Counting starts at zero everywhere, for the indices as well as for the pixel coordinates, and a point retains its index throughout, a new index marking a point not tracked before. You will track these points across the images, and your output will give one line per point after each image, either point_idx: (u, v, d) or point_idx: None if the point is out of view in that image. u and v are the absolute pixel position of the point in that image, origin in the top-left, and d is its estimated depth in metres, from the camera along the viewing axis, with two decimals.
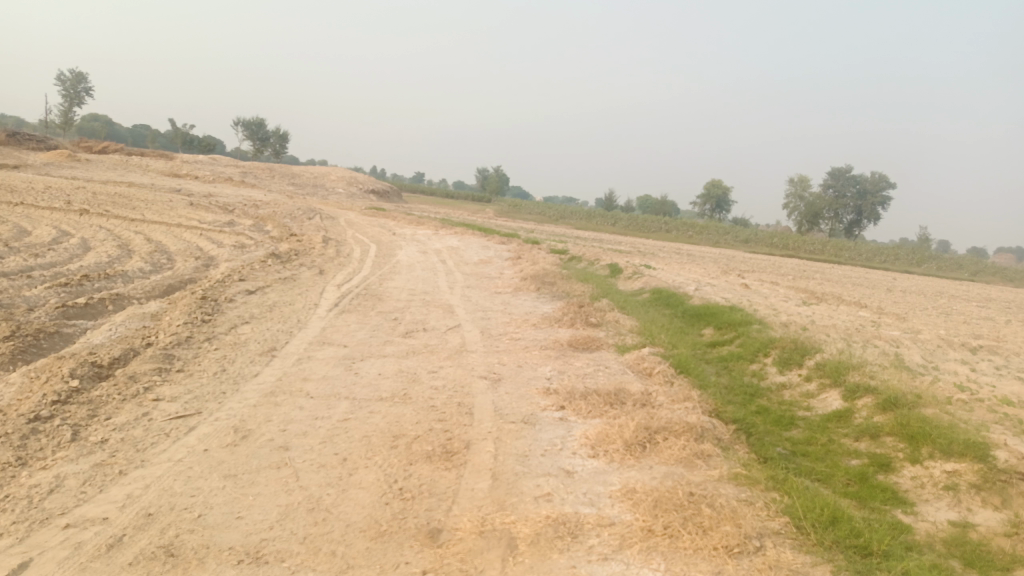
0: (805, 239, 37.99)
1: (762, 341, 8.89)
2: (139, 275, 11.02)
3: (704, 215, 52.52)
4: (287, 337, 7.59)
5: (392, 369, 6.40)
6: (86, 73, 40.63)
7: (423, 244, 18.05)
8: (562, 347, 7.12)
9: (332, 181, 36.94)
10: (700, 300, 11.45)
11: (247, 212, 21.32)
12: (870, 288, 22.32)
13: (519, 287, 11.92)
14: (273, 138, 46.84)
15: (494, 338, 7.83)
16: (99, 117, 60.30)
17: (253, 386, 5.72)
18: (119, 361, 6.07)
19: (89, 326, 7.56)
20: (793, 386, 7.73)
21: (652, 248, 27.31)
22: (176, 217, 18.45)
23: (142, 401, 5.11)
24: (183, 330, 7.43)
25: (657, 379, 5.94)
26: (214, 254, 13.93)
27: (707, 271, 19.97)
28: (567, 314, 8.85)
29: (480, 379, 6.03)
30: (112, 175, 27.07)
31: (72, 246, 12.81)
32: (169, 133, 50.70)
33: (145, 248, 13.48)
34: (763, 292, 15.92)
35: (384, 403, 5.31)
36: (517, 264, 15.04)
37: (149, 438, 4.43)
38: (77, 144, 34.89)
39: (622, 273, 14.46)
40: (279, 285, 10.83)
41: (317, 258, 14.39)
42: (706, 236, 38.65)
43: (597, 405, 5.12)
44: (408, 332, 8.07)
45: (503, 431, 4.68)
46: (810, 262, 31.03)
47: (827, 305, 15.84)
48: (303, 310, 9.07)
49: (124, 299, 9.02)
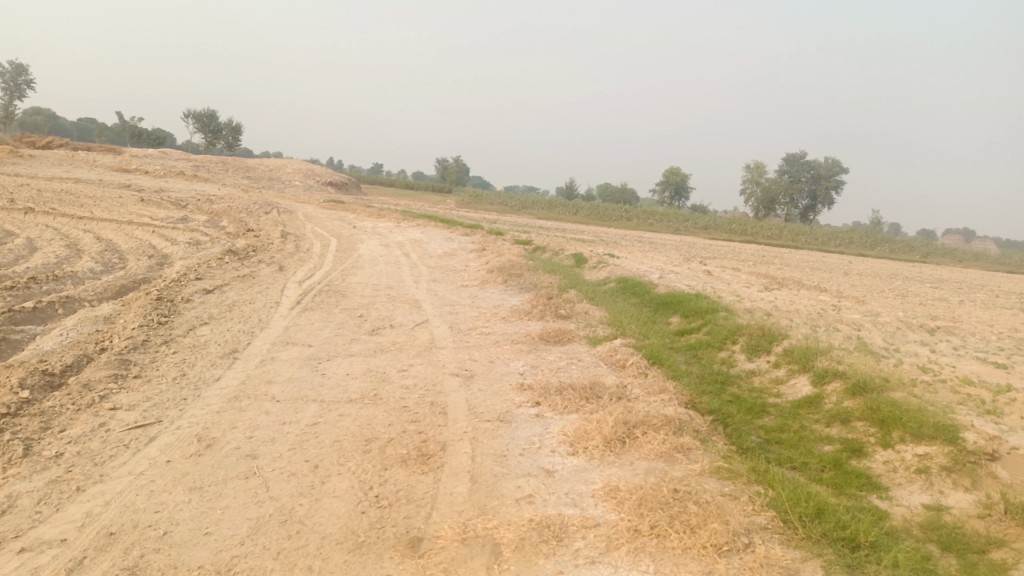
0: (763, 225, 38.57)
1: (730, 328, 8.93)
2: (90, 276, 10.60)
3: (663, 203, 52.97)
4: (250, 337, 7.35)
5: (360, 368, 6.23)
6: (27, 65, 39.05)
7: (385, 237, 17.78)
8: (534, 341, 7.03)
9: (289, 174, 36.24)
10: (666, 288, 11.47)
11: (202, 208, 20.75)
12: (827, 271, 22.75)
13: (485, 280, 11.80)
14: (226, 131, 45.74)
15: (463, 332, 7.71)
16: (42, 111, 58.15)
17: (216, 391, 5.50)
18: (72, 368, 5.79)
19: (38, 331, 7.22)
20: (763, 372, 7.77)
21: (614, 237, 27.42)
22: (127, 214, 17.85)
23: (98, 411, 4.87)
24: (140, 333, 7.14)
25: (631, 371, 5.89)
26: (169, 252, 13.49)
27: (669, 258, 20.09)
28: (536, 306, 8.76)
29: (452, 376, 5.91)
30: (58, 171, 26.09)
31: (17, 246, 12.27)
32: (117, 127, 49.11)
33: (96, 247, 12.98)
34: (726, 278, 16.05)
35: (354, 405, 5.15)
36: (482, 256, 14.91)
37: (107, 450, 4.21)
38: (20, 138, 33.55)
39: (587, 262, 14.44)
40: (238, 283, 10.52)
41: (277, 253, 14.05)
42: (666, 224, 38.98)
43: (573, 401, 5.04)
44: (375, 329, 7.89)
45: (479, 430, 4.56)
46: (768, 247, 31.51)
47: (788, 289, 16.07)
48: (265, 309, 8.81)
49: (75, 301, 8.65)
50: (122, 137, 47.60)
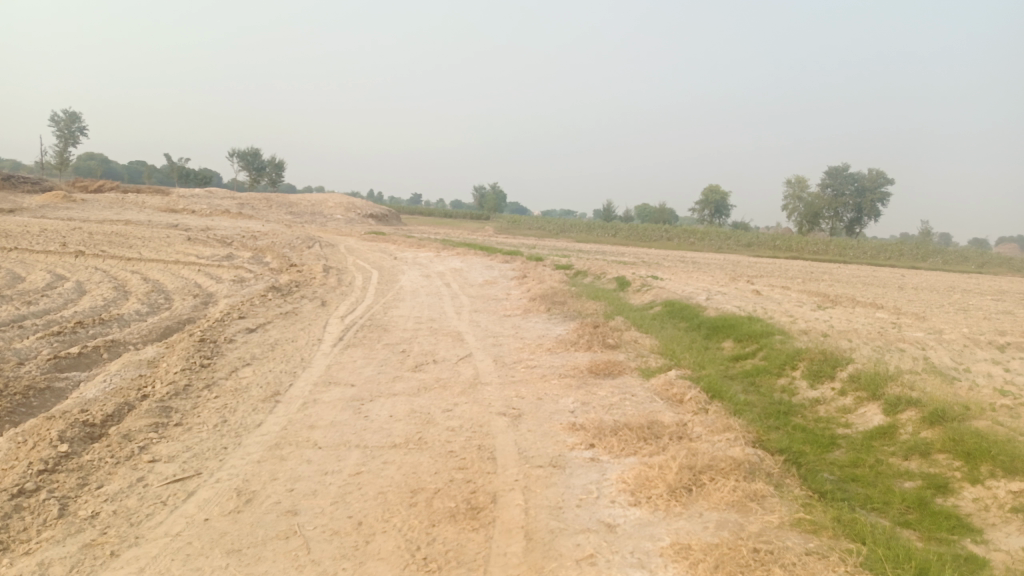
0: (808, 239, 37.64)
1: (788, 353, 8.49)
2: (136, 318, 10.65)
3: (704, 221, 52.24)
4: (291, 378, 7.19)
5: (404, 409, 5.98)
6: (80, 113, 40.56)
7: (426, 268, 17.69)
8: (583, 374, 6.71)
9: (330, 207, 36.71)
10: (716, 311, 11.06)
11: (245, 245, 21.00)
12: (880, 287, 21.91)
13: (528, 309, 11.55)
14: (269, 167, 46.71)
15: (508, 366, 7.45)
16: (94, 155, 60.30)
17: (256, 438, 5.31)
18: (113, 418, 5.67)
19: (82, 378, 7.17)
20: (828, 401, 7.30)
21: (655, 258, 27.01)
22: (174, 253, 18.11)
23: (137, 464, 4.72)
24: (182, 377, 7.03)
25: (690, 407, 5.53)
26: (213, 290, 13.57)
27: (715, 278, 19.59)
28: (582, 336, 8.45)
29: (499, 416, 5.62)
30: (109, 214, 26.77)
31: (66, 290, 12.44)
32: (165, 169, 50.59)
33: (142, 289, 13.10)
34: (776, 298, 15.51)
35: (399, 451, 4.90)
36: (524, 284, 14.66)
37: (144, 508, 4.02)
38: (73, 183, 34.70)
39: (631, 286, 14.09)
40: (280, 321, 10.45)
41: (319, 288, 14.02)
42: (708, 242, 38.32)
43: (630, 442, 4.71)
44: (418, 365, 7.66)
45: (531, 477, 4.27)
46: (814, 263, 30.65)
47: (842, 307, 15.44)
48: (307, 348, 8.68)
49: (120, 346, 8.64)
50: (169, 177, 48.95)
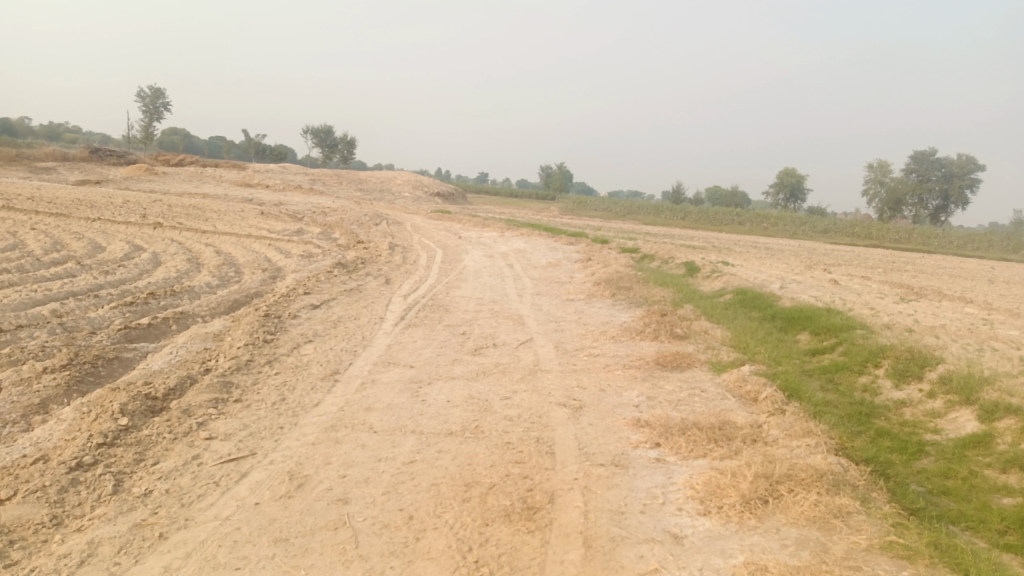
0: (889, 227, 35.84)
1: (871, 350, 7.95)
2: (205, 290, 10.84)
3: (778, 205, 50.44)
4: (351, 357, 7.12)
5: (461, 394, 5.81)
6: (164, 89, 41.94)
7: (490, 248, 17.52)
8: (649, 366, 6.39)
9: (398, 184, 36.97)
10: (791, 301, 10.50)
11: (315, 220, 21.29)
12: (969, 279, 20.59)
13: (593, 293, 11.23)
14: (340, 144, 47.36)
15: (570, 353, 7.18)
16: (177, 131, 62.55)
17: (313, 419, 5.23)
18: (175, 392, 5.70)
19: (150, 349, 7.28)
20: (915, 403, 6.77)
21: (725, 243, 26.17)
22: (246, 227, 18.47)
23: (193, 441, 4.69)
24: (244, 352, 7.05)
25: (765, 407, 5.17)
26: (281, 265, 13.74)
27: (789, 266, 18.75)
28: (649, 324, 8.10)
29: (560, 407, 5.38)
30: (188, 187, 27.62)
31: (142, 261, 12.79)
32: (242, 145, 52.00)
33: (214, 261, 13.36)
34: (856, 289, 14.69)
35: (455, 439, 4.74)
36: (588, 267, 14.32)
37: (196, 489, 3.97)
38: (155, 156, 35.96)
39: (700, 272, 13.58)
40: (344, 298, 10.45)
41: (384, 266, 14.03)
42: (781, 227, 36.93)
43: (699, 443, 4.41)
44: (478, 349, 7.48)
45: (592, 477, 4.02)
46: (896, 252, 29.12)
47: (928, 301, 14.51)
48: (368, 326, 8.63)
49: (188, 318, 8.77)
50: (246, 153, 50.29)
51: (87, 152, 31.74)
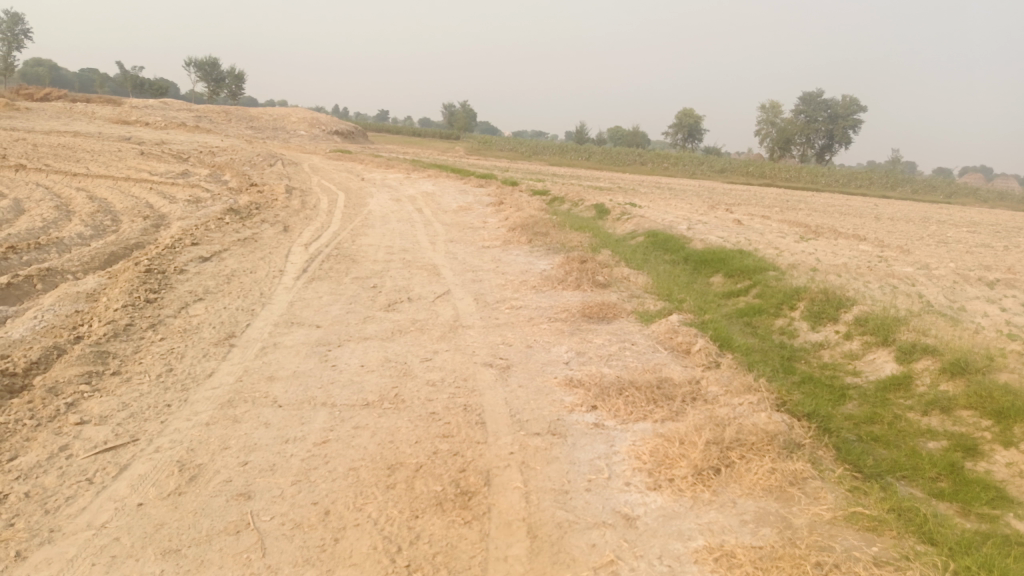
0: (781, 166, 37.07)
1: (787, 292, 7.93)
2: (77, 242, 9.67)
3: (677, 145, 51.30)
4: (249, 317, 6.42)
5: (376, 357, 5.30)
6: (23, 13, 37.53)
7: (395, 190, 16.71)
8: (576, 319, 6.05)
9: (293, 122, 34.89)
10: (703, 243, 10.43)
11: (203, 161, 19.68)
12: (857, 216, 21.51)
13: (507, 239, 10.81)
14: (229, 79, 44.22)
15: (491, 306, 6.75)
16: (43, 62, 56.72)
17: (205, 393, 4.59)
18: (38, 366, 4.90)
19: (9, 313, 6.31)
20: (832, 345, 6.76)
21: (630, 183, 26.27)
22: (125, 169, 16.80)
23: (61, 428, 3.99)
24: (122, 315, 6.21)
25: (699, 360, 4.95)
26: (166, 211, 12.52)
27: (693, 206, 18.94)
28: (570, 273, 7.76)
29: (486, 367, 4.97)
30: (56, 125, 24.95)
31: (1, 209, 11.32)
32: (118, 78, 47.77)
33: (87, 208, 12.00)
34: (758, 229, 14.95)
35: (371, 411, 4.25)
36: (500, 211, 13.86)
37: (64, 490, 3.33)
38: (15, 90, 32.32)
39: (610, 214, 13.39)
40: (239, 249, 9.57)
41: (282, 211, 13.05)
42: (681, 167, 37.50)
43: (638, 405, 4.12)
44: (390, 304, 6.92)
45: (529, 450, 3.66)
46: (788, 191, 30.15)
47: (825, 239, 14.95)
48: (267, 281, 7.87)
49: (57, 276, 7.72)
50: (125, 86, 46.29)
51: None
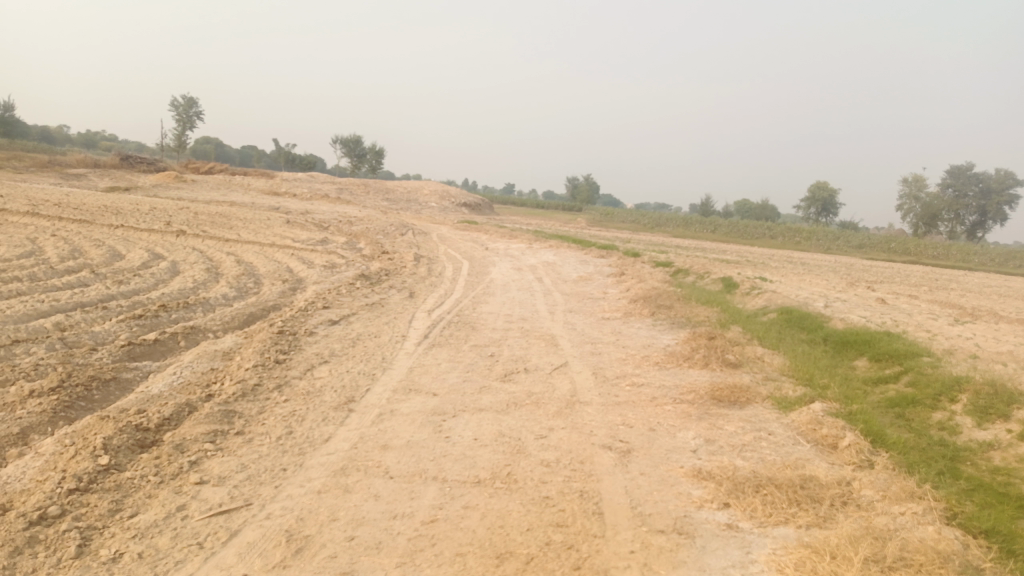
0: (927, 243, 34.58)
1: (946, 381, 7.07)
2: (221, 302, 10.29)
3: (809, 219, 49.26)
4: (369, 382, 6.45)
5: (491, 431, 5.11)
6: (197, 97, 42.02)
7: (518, 260, 16.85)
8: (704, 402, 5.62)
9: (425, 194, 36.51)
10: (843, 323, 9.66)
11: (340, 229, 20.81)
12: (1020, 299, 19.46)
13: (629, 311, 10.51)
14: (369, 154, 47.22)
15: (611, 382, 6.44)
16: (211, 139, 63.02)
17: (320, 459, 4.56)
18: (169, 422, 5.07)
19: (153, 368, 6.69)
20: (1005, 446, 5.87)
21: (760, 257, 25.27)
22: (271, 236, 18.00)
23: (181, 486, 4.04)
24: (251, 375, 6.41)
25: (848, 458, 4.42)
26: (303, 275, 13.19)
27: (830, 282, 17.83)
28: (697, 350, 7.33)
29: (605, 450, 4.66)
30: (216, 195, 27.35)
31: (160, 270, 12.32)
32: (273, 154, 52.21)
33: (234, 271, 12.86)
34: (905, 309, 13.78)
35: (483, 491, 4.03)
36: (622, 282, 13.59)
37: (175, 553, 3.32)
38: (185, 164, 35.93)
39: (739, 288, 12.79)
40: (366, 313, 9.82)
41: (409, 278, 13.42)
42: (815, 241, 35.78)
43: (778, 507, 3.67)
44: (508, 375, 6.77)
45: (652, 550, 3.30)
46: (936, 269, 27.94)
47: (984, 322, 13.53)
48: (389, 346, 7.96)
49: (199, 334, 8.18)
50: (277, 161, 50.47)
51: (117, 159, 31.80)
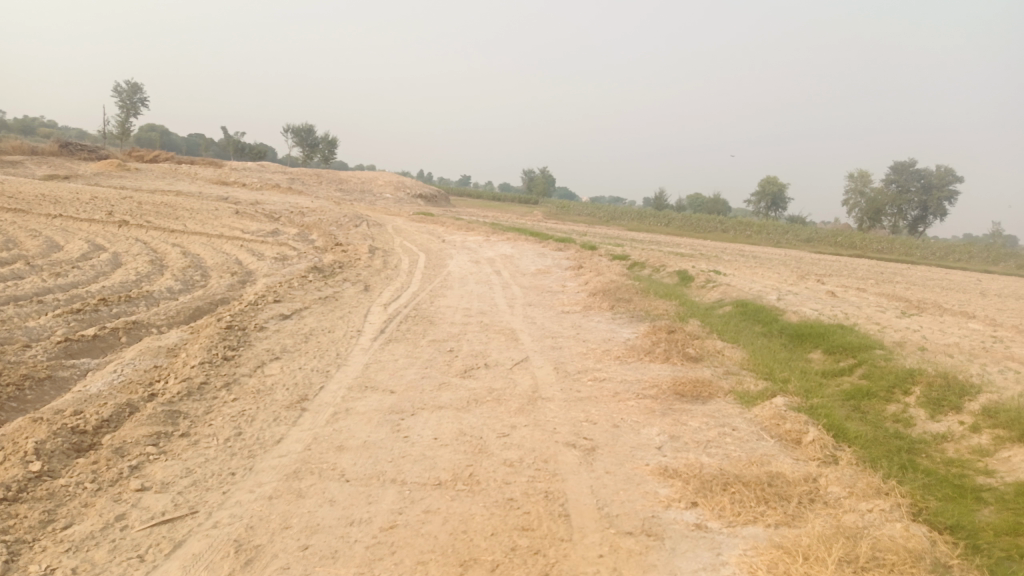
0: (872, 237, 35.52)
1: (899, 374, 7.16)
2: (166, 296, 9.87)
3: (760, 214, 50.18)
4: (323, 379, 6.21)
5: (451, 430, 4.94)
6: (142, 84, 40.60)
7: (475, 253, 16.66)
8: (666, 397, 5.56)
9: (379, 185, 35.94)
10: (798, 316, 9.75)
11: (293, 221, 20.29)
12: (960, 292, 20.09)
13: (588, 305, 10.43)
14: (323, 145, 46.34)
15: (572, 377, 6.33)
16: (156, 127, 60.97)
17: (272, 462, 4.34)
18: (109, 424, 4.77)
19: (92, 366, 6.33)
20: (958, 438, 5.95)
21: (713, 251, 25.57)
22: (220, 227, 17.43)
23: (121, 494, 3.78)
24: (198, 372, 6.11)
25: (813, 454, 4.41)
26: (253, 268, 12.78)
27: (782, 276, 18.12)
28: (658, 344, 7.28)
29: (570, 448, 4.54)
30: (161, 184, 26.42)
31: (101, 262, 11.78)
32: (222, 143, 50.79)
33: (180, 263, 12.37)
34: (854, 302, 14.05)
35: (445, 493, 3.87)
36: (580, 275, 13.53)
37: (112, 568, 3.08)
38: (128, 152, 34.64)
39: (695, 281, 12.85)
40: (319, 307, 9.53)
41: (364, 271, 13.11)
42: (765, 235, 36.41)
43: (746, 506, 3.60)
44: (467, 371, 6.60)
45: (621, 554, 3.19)
46: (880, 262, 28.70)
47: (929, 315, 13.88)
48: (344, 341, 7.72)
49: (142, 329, 7.80)
50: (227, 151, 49.12)
51: (55, 146, 30.46)
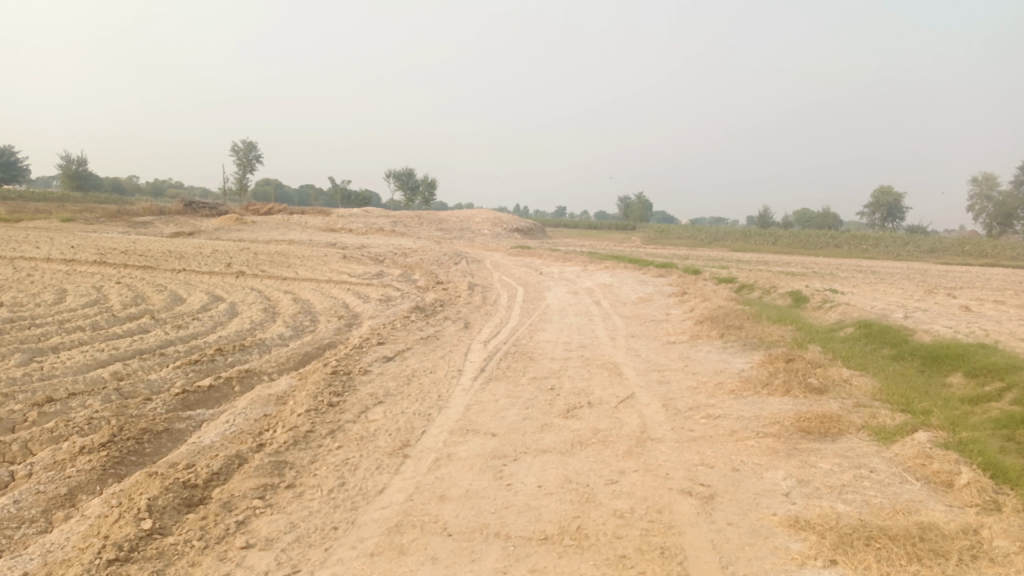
0: (1004, 244, 32.68)
1: None
2: (277, 342, 10.19)
3: (874, 226, 47.33)
4: (425, 423, 6.12)
5: (556, 476, 4.69)
6: (256, 142, 43.32)
7: (574, 283, 16.42)
8: (790, 435, 5.08)
9: (478, 222, 36.45)
10: (930, 335, 8.90)
11: (396, 262, 20.77)
12: None
13: (694, 334, 9.95)
14: (422, 186, 47.70)
15: (683, 415, 5.94)
16: (271, 181, 64.83)
17: (375, 514, 4.23)
18: (219, 476, 4.83)
19: (206, 417, 6.52)
20: None
21: (826, 267, 24.20)
22: (327, 272, 18.04)
23: (226, 552, 3.76)
24: (304, 420, 6.15)
25: (970, 500, 3.87)
26: (359, 311, 13.06)
27: (905, 291, 16.81)
28: (775, 376, 6.76)
29: (686, 496, 4.18)
30: (275, 234, 27.82)
31: (218, 312, 12.36)
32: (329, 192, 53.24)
33: (291, 310, 12.81)
34: (992, 315, 12.78)
35: (552, 549, 3.62)
36: (684, 302, 13.00)
37: None
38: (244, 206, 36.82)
39: (810, 303, 12.05)
40: (421, 348, 9.54)
41: (464, 308, 13.12)
42: (883, 248, 34.20)
43: (896, 566, 3.14)
44: (571, 410, 6.33)
45: None
46: (1016, 271, 26.26)
47: None
48: (445, 382, 7.63)
49: (254, 377, 8.02)
50: (334, 199, 51.41)
51: (181, 206, 32.73)
